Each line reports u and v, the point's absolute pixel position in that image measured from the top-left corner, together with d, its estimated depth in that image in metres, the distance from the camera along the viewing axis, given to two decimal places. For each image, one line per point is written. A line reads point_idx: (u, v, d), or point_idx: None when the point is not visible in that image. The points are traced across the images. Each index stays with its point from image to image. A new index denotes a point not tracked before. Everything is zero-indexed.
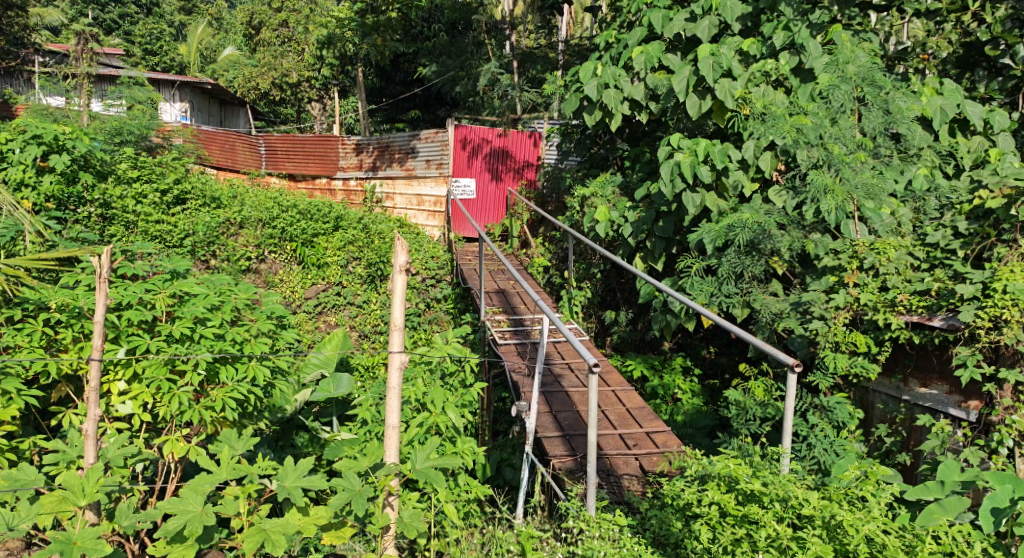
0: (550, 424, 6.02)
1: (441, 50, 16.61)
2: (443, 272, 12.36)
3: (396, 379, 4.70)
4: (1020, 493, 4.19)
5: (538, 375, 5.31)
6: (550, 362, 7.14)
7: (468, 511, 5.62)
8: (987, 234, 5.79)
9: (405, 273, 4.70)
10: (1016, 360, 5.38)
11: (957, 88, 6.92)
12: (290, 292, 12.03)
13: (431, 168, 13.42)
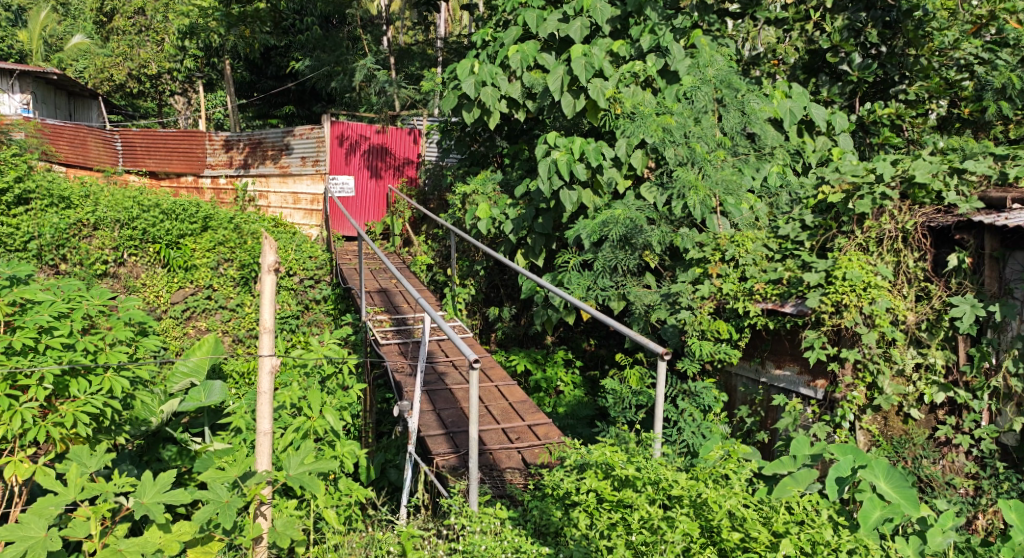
0: (433, 422, 6.10)
1: (314, 43, 15.93)
2: (321, 272, 12.24)
3: (267, 383, 4.65)
4: (859, 462, 4.66)
5: (419, 374, 5.34)
6: (433, 360, 7.23)
7: (349, 515, 5.58)
8: (830, 225, 6.28)
9: (274, 273, 4.65)
10: (854, 341, 5.90)
11: (803, 91, 7.32)
12: (153, 297, 11.66)
13: (307, 166, 13.19)
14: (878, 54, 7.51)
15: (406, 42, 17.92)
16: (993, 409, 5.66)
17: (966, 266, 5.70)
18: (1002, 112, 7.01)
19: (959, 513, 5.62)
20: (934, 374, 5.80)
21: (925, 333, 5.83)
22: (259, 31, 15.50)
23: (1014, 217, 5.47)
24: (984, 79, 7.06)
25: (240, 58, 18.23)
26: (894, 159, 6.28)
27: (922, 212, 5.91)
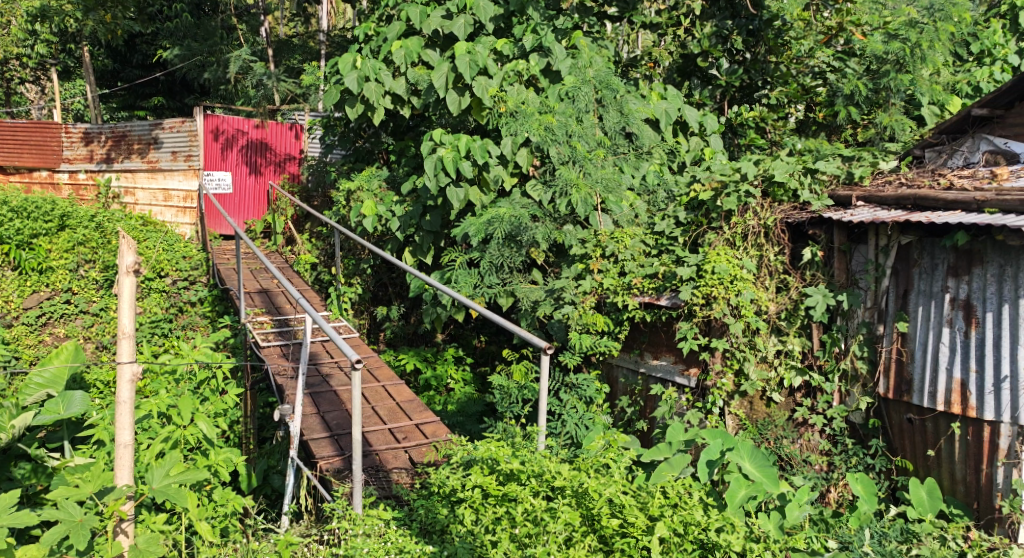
0: (317, 426, 6.03)
1: (184, 32, 15.25)
2: (196, 274, 11.88)
3: (127, 393, 4.47)
4: (728, 445, 5.12)
5: (302, 376, 5.28)
6: (317, 362, 7.14)
7: (225, 526, 5.45)
8: (701, 222, 6.83)
9: (133, 275, 4.42)
10: (723, 331, 6.41)
11: (677, 94, 7.66)
12: (4, 303, 11.02)
13: (178, 161, 12.67)
14: (742, 60, 7.93)
15: (284, 34, 17.55)
16: (842, 390, 6.37)
17: (819, 259, 6.40)
18: (850, 117, 7.57)
19: (813, 487, 6.22)
20: (792, 359, 6.44)
21: (784, 322, 6.42)
22: (122, 16, 14.73)
23: (858, 214, 6.22)
24: (834, 86, 7.69)
25: (100, 43, 17.21)
26: (756, 158, 6.89)
27: (781, 209, 6.55)
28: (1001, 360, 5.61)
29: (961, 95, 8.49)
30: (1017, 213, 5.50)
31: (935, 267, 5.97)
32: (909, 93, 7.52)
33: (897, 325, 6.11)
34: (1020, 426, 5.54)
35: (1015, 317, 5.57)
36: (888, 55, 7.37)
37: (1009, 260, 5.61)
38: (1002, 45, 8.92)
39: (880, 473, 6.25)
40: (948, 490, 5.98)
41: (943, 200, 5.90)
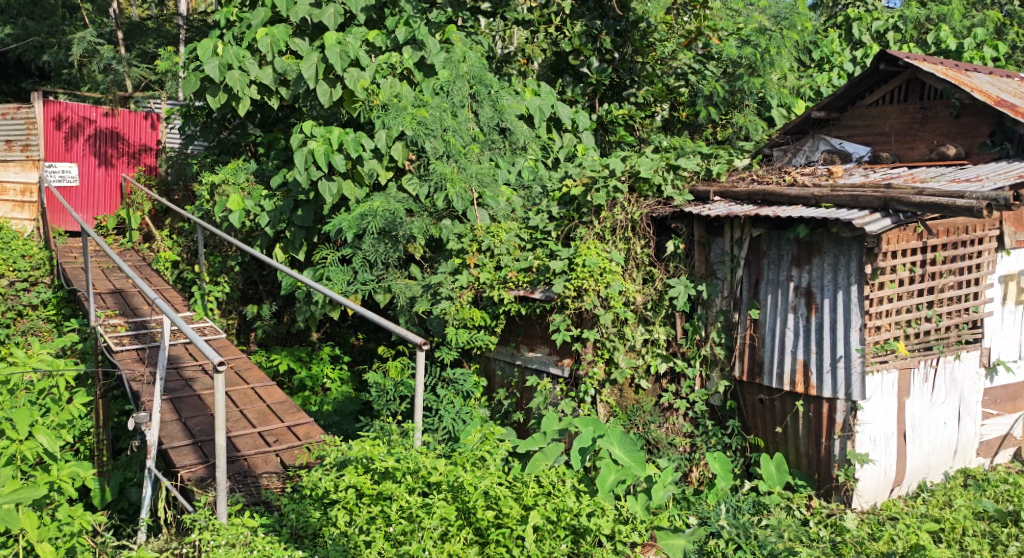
0: (178, 433, 5.82)
1: (16, 9, 14.41)
2: (37, 274, 10.94)
3: None
4: (598, 433, 5.86)
5: (158, 381, 4.92)
6: (179, 366, 6.88)
7: (71, 545, 5.13)
8: (572, 217, 6.98)
9: None
10: (594, 322, 6.65)
11: (550, 91, 7.77)
12: None
13: (13, 151, 11.66)
14: (611, 60, 8.05)
15: (136, 19, 16.74)
16: (703, 375, 6.89)
17: (681, 251, 6.82)
18: (710, 116, 8.05)
19: (679, 468, 6.63)
20: (658, 347, 6.84)
21: (650, 311, 6.80)
22: None
23: (715, 208, 6.55)
24: (696, 87, 8.11)
25: None
26: (624, 155, 7.13)
27: (647, 204, 6.82)
28: (836, 341, 6.18)
29: (807, 98, 9.02)
30: (849, 207, 5.97)
31: (781, 258, 6.46)
32: (761, 96, 8.09)
33: (750, 312, 6.61)
34: (852, 401, 6.12)
35: (848, 303, 6.10)
36: (741, 60, 7.94)
37: (842, 250, 6.11)
38: (840, 54, 9.58)
39: (736, 450, 6.77)
40: (794, 463, 6.53)
41: (788, 195, 6.34)
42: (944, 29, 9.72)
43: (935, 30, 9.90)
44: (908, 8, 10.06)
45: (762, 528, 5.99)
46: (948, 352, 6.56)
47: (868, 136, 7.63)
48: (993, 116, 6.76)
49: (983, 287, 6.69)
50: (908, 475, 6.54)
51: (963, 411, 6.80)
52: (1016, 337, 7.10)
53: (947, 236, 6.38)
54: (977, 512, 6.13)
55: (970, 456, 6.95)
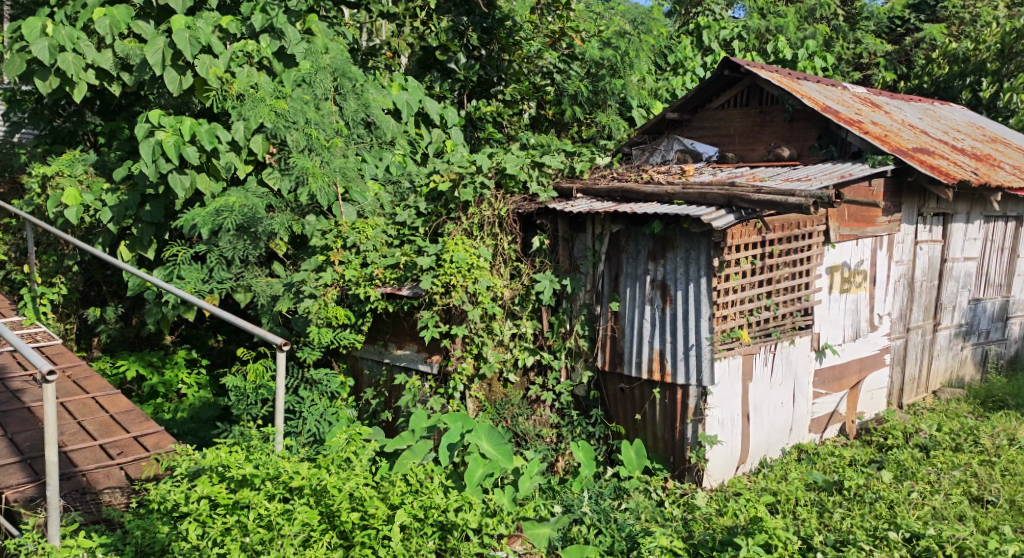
0: (4, 450, 5.42)
1: None
2: None
3: None
4: (467, 427, 5.95)
5: None
6: (7, 378, 6.40)
7: None
8: (439, 212, 7.08)
9: None
10: (462, 318, 6.68)
11: (417, 86, 7.72)
12: None
13: None
14: (478, 56, 8.02)
15: None
16: (568, 366, 7.02)
17: (546, 247, 6.95)
18: (575, 116, 8.19)
19: (545, 459, 6.72)
20: (525, 341, 6.94)
21: (518, 307, 6.88)
22: None
23: (577, 205, 6.71)
24: (561, 86, 8.16)
25: None
26: (490, 152, 7.16)
27: (513, 200, 6.93)
28: (688, 331, 6.43)
29: (662, 100, 9.32)
30: (698, 204, 6.26)
31: (638, 252, 6.65)
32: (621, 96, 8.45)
33: (611, 305, 6.78)
34: (702, 387, 6.40)
35: (698, 295, 6.37)
36: (604, 61, 8.12)
37: (693, 245, 6.38)
38: (692, 59, 9.95)
39: (599, 438, 6.94)
40: (652, 448, 6.80)
41: (644, 192, 6.56)
42: (782, 40, 10.36)
43: (774, 39, 10.51)
44: (752, 19, 10.57)
45: (622, 511, 6.21)
46: (784, 338, 6.75)
47: (716, 137, 8.08)
48: (821, 121, 7.17)
49: (814, 277, 6.86)
50: (751, 452, 6.78)
51: (798, 391, 6.99)
52: (841, 321, 7.19)
53: (782, 231, 6.60)
54: (809, 483, 6.52)
55: (804, 432, 7.13)
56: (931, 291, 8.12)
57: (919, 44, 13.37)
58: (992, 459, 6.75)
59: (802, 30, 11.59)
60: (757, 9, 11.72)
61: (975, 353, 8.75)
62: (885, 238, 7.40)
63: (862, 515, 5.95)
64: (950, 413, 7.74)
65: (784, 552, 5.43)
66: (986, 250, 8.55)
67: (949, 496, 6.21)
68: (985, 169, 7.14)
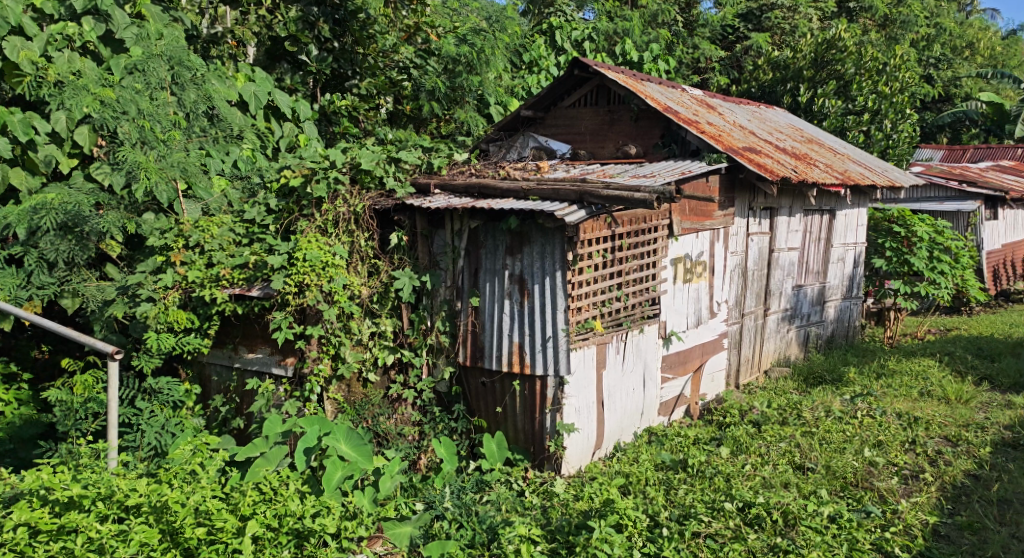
0: None
1: None
2: None
3: None
4: (324, 430, 5.86)
5: None
6: None
7: None
8: (292, 209, 6.78)
9: None
10: (318, 318, 6.46)
11: (266, 77, 7.40)
12: None
13: None
14: (331, 49, 7.83)
15: None
16: (430, 363, 7.03)
17: (404, 243, 6.90)
18: (434, 111, 8.27)
19: (406, 457, 6.70)
20: (385, 339, 6.86)
21: (377, 305, 6.78)
22: None
23: (435, 201, 6.77)
24: (419, 81, 8.19)
25: None
26: (343, 146, 7.02)
27: (369, 196, 6.81)
28: (546, 323, 6.57)
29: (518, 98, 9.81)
30: (552, 200, 6.45)
31: (496, 248, 6.75)
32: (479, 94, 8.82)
33: (471, 300, 6.84)
34: (559, 377, 6.57)
35: (554, 288, 6.52)
36: (461, 57, 8.22)
37: (548, 240, 6.52)
38: (546, 58, 10.44)
39: (461, 433, 7.00)
40: (513, 439, 6.92)
41: (500, 188, 6.67)
42: (629, 43, 11.18)
43: (621, 42, 11.30)
44: (600, 23, 11.20)
45: (483, 504, 6.22)
46: (634, 327, 7.06)
47: (568, 134, 8.30)
48: (663, 121, 7.59)
49: (660, 269, 7.23)
50: (606, 437, 7.06)
51: (648, 376, 7.36)
52: (685, 309, 7.65)
53: (630, 226, 6.88)
54: (658, 463, 6.87)
55: (653, 415, 7.53)
56: (762, 279, 8.79)
57: (748, 52, 15.34)
58: (812, 430, 7.35)
59: (647, 34, 12.36)
60: (606, 12, 12.51)
61: (799, 335, 9.57)
62: (722, 231, 7.95)
63: (702, 489, 6.35)
64: (778, 391, 8.44)
65: (633, 530, 5.74)
66: (806, 240, 9.37)
67: (777, 466, 6.73)
68: (804, 168, 7.84)
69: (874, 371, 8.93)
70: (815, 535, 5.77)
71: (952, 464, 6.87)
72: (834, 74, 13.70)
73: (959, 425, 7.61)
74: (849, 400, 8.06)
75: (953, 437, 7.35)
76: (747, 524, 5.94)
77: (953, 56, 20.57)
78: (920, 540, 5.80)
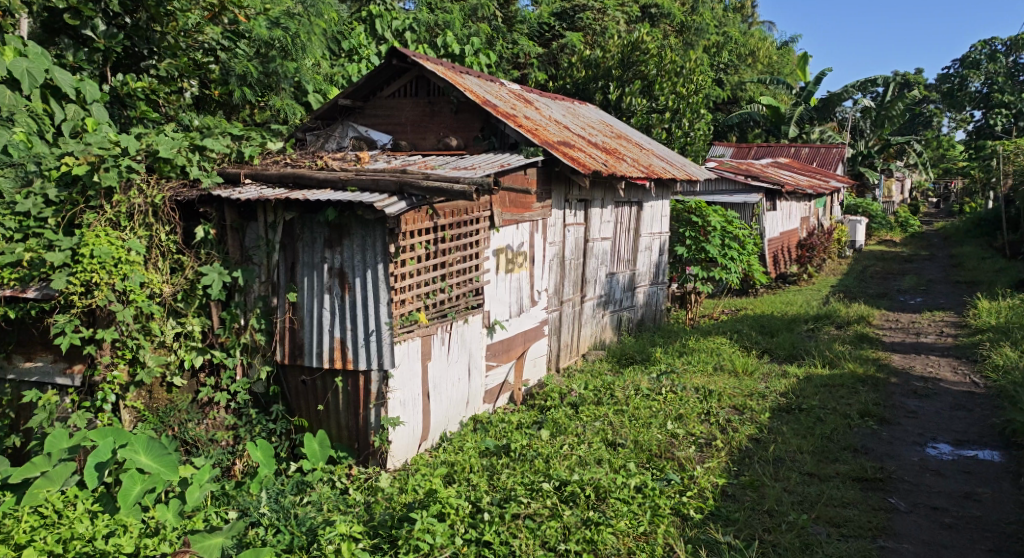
0: None
1: None
2: None
3: None
4: (119, 442, 5.36)
5: None
6: None
7: None
8: (76, 201, 6.15)
9: None
10: (110, 319, 6.01)
11: (41, 51, 6.58)
12: None
13: None
14: (121, 25, 7.19)
15: None
16: (245, 363, 6.71)
17: (212, 237, 6.51)
18: (246, 98, 8.08)
19: (218, 464, 6.40)
20: (192, 340, 6.45)
21: (181, 303, 6.34)
22: None
23: (245, 191, 6.45)
24: (226, 65, 7.92)
25: None
26: (138, 132, 6.50)
27: (169, 186, 6.34)
28: (368, 316, 6.42)
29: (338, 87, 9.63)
30: (371, 190, 6.30)
31: (314, 240, 6.51)
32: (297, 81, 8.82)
33: (288, 296, 6.57)
34: (384, 370, 6.44)
35: (376, 281, 6.37)
36: (273, 41, 8.21)
37: (368, 231, 6.36)
38: (365, 47, 10.33)
39: (281, 434, 6.74)
40: (336, 437, 6.75)
41: (317, 178, 6.45)
42: (450, 37, 11.42)
43: (442, 34, 11.57)
44: (422, 14, 11.58)
45: (302, 505, 5.98)
46: (458, 317, 7.09)
47: (388, 124, 8.22)
48: (482, 113, 7.69)
49: (482, 260, 7.28)
50: (432, 429, 7.04)
51: (472, 366, 7.41)
52: (507, 298, 7.79)
53: (452, 217, 6.87)
54: (483, 450, 6.93)
55: (478, 404, 7.59)
56: (578, 268, 9.10)
57: (564, 50, 15.74)
58: (623, 408, 7.71)
59: (467, 28, 13.04)
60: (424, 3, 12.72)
61: (613, 320, 10.02)
62: (540, 222, 8.16)
63: (523, 472, 6.46)
64: (595, 373, 8.82)
65: (456, 518, 5.74)
66: (617, 230, 9.80)
67: (591, 444, 6.97)
68: (614, 162, 8.24)
69: (677, 349, 9.54)
70: (622, 506, 6.00)
71: (738, 430, 7.44)
72: (639, 75, 14.48)
73: (745, 395, 8.26)
74: (656, 378, 8.57)
75: (740, 406, 7.97)
76: (562, 502, 6.07)
77: (739, 63, 22.55)
78: (712, 501, 6.20)
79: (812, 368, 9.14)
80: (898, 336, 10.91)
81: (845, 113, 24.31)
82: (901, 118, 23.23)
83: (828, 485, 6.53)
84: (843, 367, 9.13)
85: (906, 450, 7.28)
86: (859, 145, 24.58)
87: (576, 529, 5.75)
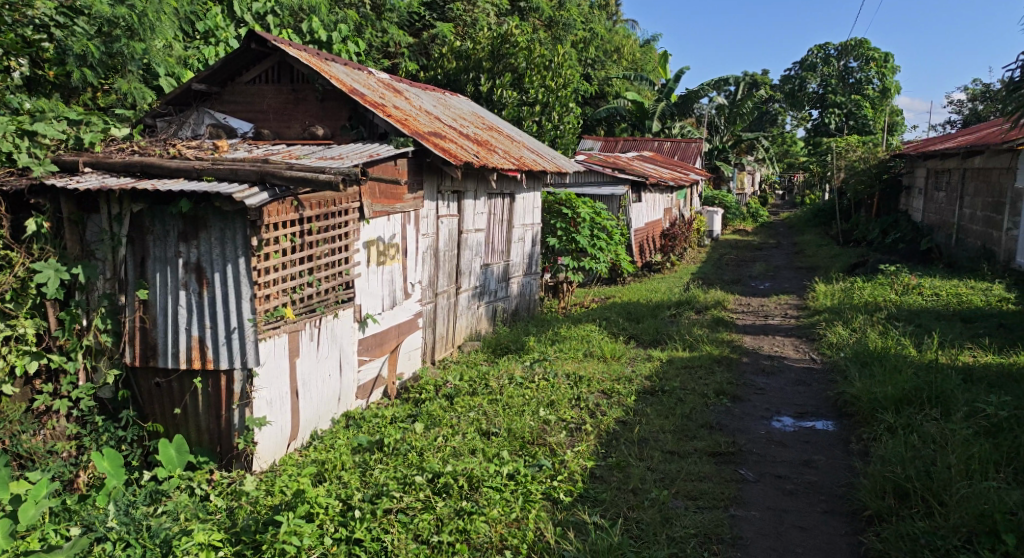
0: None
1: None
2: None
3: None
4: None
5: None
6: None
7: None
8: None
9: None
10: None
11: None
12: None
13: None
14: None
15: None
16: (88, 367, 6.25)
17: (47, 231, 6.02)
18: (86, 79, 7.38)
19: (58, 477, 6.00)
20: (25, 343, 5.96)
21: (11, 304, 5.87)
22: None
23: (84, 180, 6.02)
24: (62, 44, 7.17)
25: None
26: None
27: None
28: (229, 313, 6.10)
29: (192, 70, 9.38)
30: (229, 180, 6.00)
31: (167, 234, 6.13)
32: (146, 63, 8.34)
33: (139, 293, 6.16)
34: (248, 369, 6.13)
35: (236, 275, 6.06)
36: (118, 20, 7.51)
37: (228, 224, 6.03)
38: (224, 29, 10.13)
39: (131, 441, 6.34)
40: (196, 441, 6.37)
41: (167, 167, 6.08)
42: (315, 21, 11.03)
43: (307, 18, 11.19)
44: None
45: (156, 516, 5.64)
46: (328, 312, 6.84)
47: (248, 111, 7.91)
48: (349, 102, 7.46)
49: (352, 252, 7.06)
50: (302, 428, 6.77)
51: (343, 361, 7.17)
52: (379, 292, 7.59)
53: (318, 209, 6.60)
54: (354, 446, 6.72)
55: (350, 400, 7.37)
56: (452, 259, 8.98)
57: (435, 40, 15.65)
58: (496, 397, 7.67)
59: (335, 14, 12.55)
60: None
61: (488, 311, 9.97)
62: (412, 213, 8.00)
63: (395, 466, 6.31)
64: (470, 363, 8.76)
65: (325, 517, 5.54)
66: (490, 222, 9.75)
67: (466, 434, 6.89)
68: (485, 153, 8.16)
69: (549, 337, 9.60)
70: (494, 494, 5.96)
71: (606, 414, 7.54)
72: (509, 67, 14.54)
73: (612, 379, 8.38)
74: (529, 366, 8.60)
75: (609, 390, 8.08)
76: (435, 494, 5.96)
77: (602, 59, 23.06)
78: (580, 483, 6.23)
79: (674, 351, 9.39)
80: (748, 318, 11.42)
81: (702, 109, 24.98)
82: (750, 115, 24.37)
83: (686, 461, 6.69)
84: (700, 349, 9.43)
85: (754, 424, 7.59)
86: (715, 140, 25.60)
87: (448, 520, 5.64)
